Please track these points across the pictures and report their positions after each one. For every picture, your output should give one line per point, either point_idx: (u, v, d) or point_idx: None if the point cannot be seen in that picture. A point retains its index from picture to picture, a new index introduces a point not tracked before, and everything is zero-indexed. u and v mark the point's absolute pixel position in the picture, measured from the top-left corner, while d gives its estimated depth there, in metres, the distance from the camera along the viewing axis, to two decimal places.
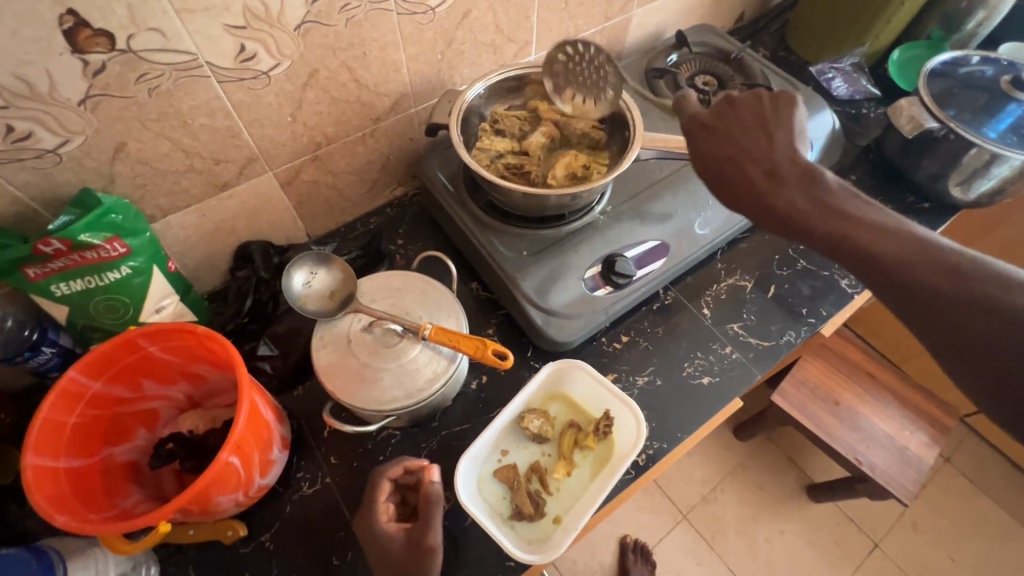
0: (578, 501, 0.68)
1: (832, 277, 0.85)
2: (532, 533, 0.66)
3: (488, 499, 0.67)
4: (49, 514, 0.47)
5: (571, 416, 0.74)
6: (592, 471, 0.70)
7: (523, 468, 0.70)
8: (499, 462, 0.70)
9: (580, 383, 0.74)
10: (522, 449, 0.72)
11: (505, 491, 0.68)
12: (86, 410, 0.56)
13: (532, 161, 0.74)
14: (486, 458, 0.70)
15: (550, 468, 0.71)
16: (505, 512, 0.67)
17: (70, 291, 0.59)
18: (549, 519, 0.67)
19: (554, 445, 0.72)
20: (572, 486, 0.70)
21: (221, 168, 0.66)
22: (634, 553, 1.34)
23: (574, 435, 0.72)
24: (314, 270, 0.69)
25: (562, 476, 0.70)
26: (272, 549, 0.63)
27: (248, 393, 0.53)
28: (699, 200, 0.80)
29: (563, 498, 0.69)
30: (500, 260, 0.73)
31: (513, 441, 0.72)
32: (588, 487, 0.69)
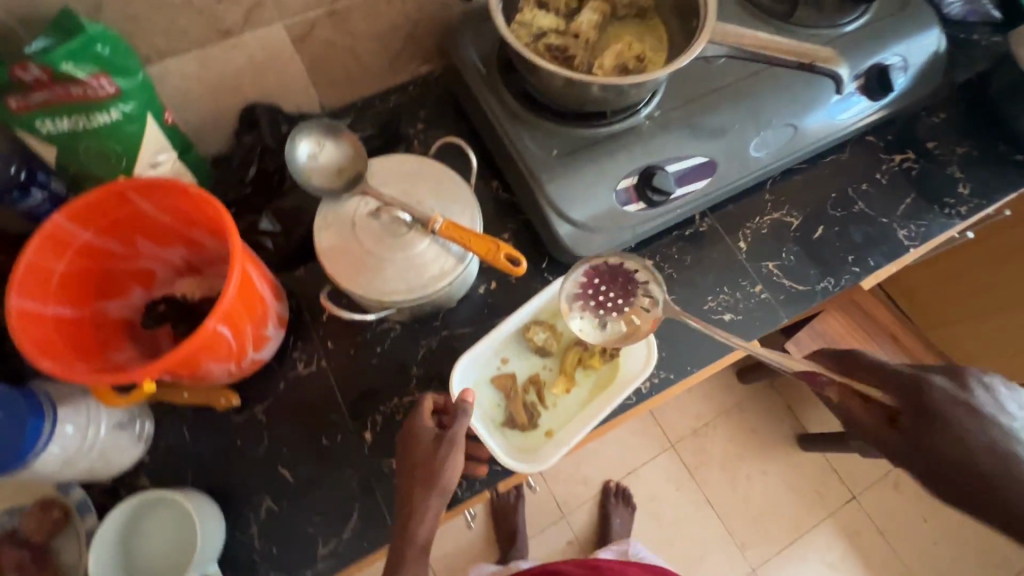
0: (572, 418, 0.66)
1: (889, 226, 0.77)
2: (523, 442, 0.66)
3: (483, 404, 0.66)
4: (32, 357, 0.45)
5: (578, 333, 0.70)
6: (591, 391, 0.68)
7: (523, 378, 0.68)
8: (499, 369, 0.68)
9: None
10: (524, 360, 0.69)
11: (500, 399, 0.67)
12: (75, 258, 0.53)
13: (577, 45, 0.63)
14: (485, 364, 0.67)
15: (549, 382, 0.69)
16: (498, 419, 0.66)
17: (58, 130, 0.54)
18: (542, 430, 0.67)
19: (556, 360, 0.69)
20: (569, 403, 0.68)
21: (224, 10, 0.58)
22: (614, 497, 1.38)
23: (579, 354, 0.68)
24: (321, 142, 0.62)
25: (561, 391, 0.68)
26: (263, 420, 0.63)
27: (240, 262, 0.50)
28: (762, 118, 0.70)
29: (559, 414, 0.67)
30: (526, 158, 0.66)
31: (515, 350, 0.69)
32: (584, 407, 0.67)
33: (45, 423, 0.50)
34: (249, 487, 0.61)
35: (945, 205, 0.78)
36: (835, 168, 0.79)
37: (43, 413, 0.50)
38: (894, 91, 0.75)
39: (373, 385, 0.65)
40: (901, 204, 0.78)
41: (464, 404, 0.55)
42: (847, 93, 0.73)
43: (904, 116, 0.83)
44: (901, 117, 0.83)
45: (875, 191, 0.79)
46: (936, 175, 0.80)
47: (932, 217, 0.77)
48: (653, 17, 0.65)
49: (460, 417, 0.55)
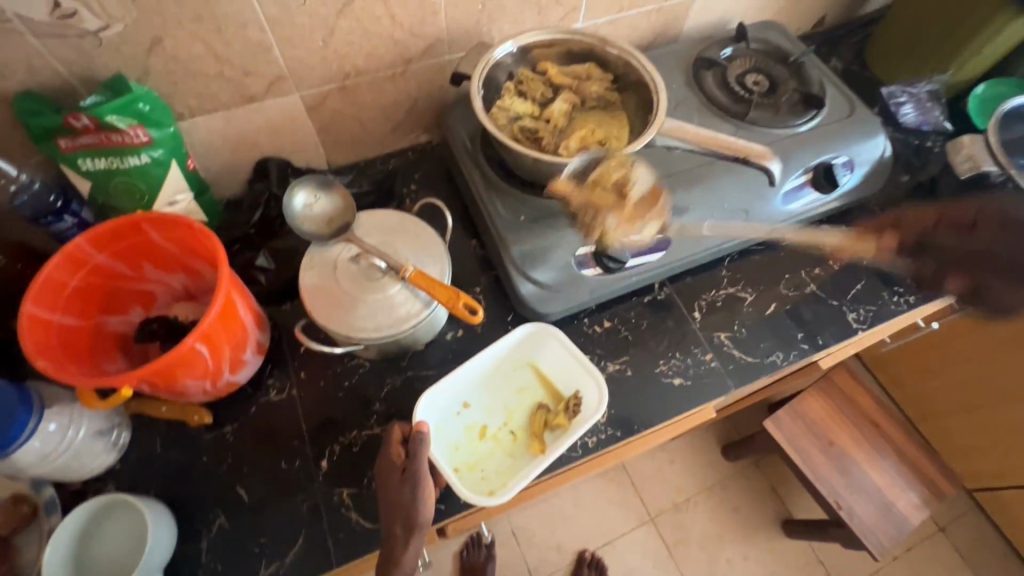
0: (518, 465, 0.71)
1: (840, 307, 0.82)
2: (473, 486, 0.69)
3: (444, 444, 0.71)
4: (31, 356, 0.52)
5: (541, 390, 0.75)
6: (529, 448, 0.71)
7: (483, 426, 0.73)
8: (462, 415, 0.73)
9: (555, 355, 0.75)
10: (485, 408, 0.74)
11: (460, 441, 0.72)
12: (87, 276, 0.61)
13: (548, 128, 0.73)
14: (447, 407, 0.72)
15: (509, 433, 0.73)
16: (455, 460, 0.71)
17: (95, 167, 0.64)
18: (491, 479, 0.70)
19: (520, 417, 0.74)
20: (525, 455, 0.71)
21: (250, 80, 0.69)
22: (588, 567, 1.34)
23: (544, 415, 0.73)
24: (316, 194, 0.71)
25: (519, 444, 0.72)
26: (230, 440, 0.68)
27: (225, 289, 0.57)
28: (716, 201, 0.77)
29: (513, 462, 0.71)
30: (497, 221, 0.74)
31: (477, 398, 0.74)
32: (516, 464, 0.71)
33: (32, 419, 0.55)
34: (207, 502, 0.64)
35: (895, 292, 0.83)
36: (790, 251, 0.85)
37: (31, 420, 0.55)
38: (841, 186, 0.82)
39: (337, 416, 0.70)
40: (853, 288, 0.83)
41: (419, 435, 0.59)
42: (795, 186, 0.80)
43: (858, 209, 0.90)
44: (856, 211, 0.90)
45: (827, 276, 0.84)
46: None
47: (881, 302, 0.82)
48: (619, 108, 0.75)
49: (419, 451, 0.59)
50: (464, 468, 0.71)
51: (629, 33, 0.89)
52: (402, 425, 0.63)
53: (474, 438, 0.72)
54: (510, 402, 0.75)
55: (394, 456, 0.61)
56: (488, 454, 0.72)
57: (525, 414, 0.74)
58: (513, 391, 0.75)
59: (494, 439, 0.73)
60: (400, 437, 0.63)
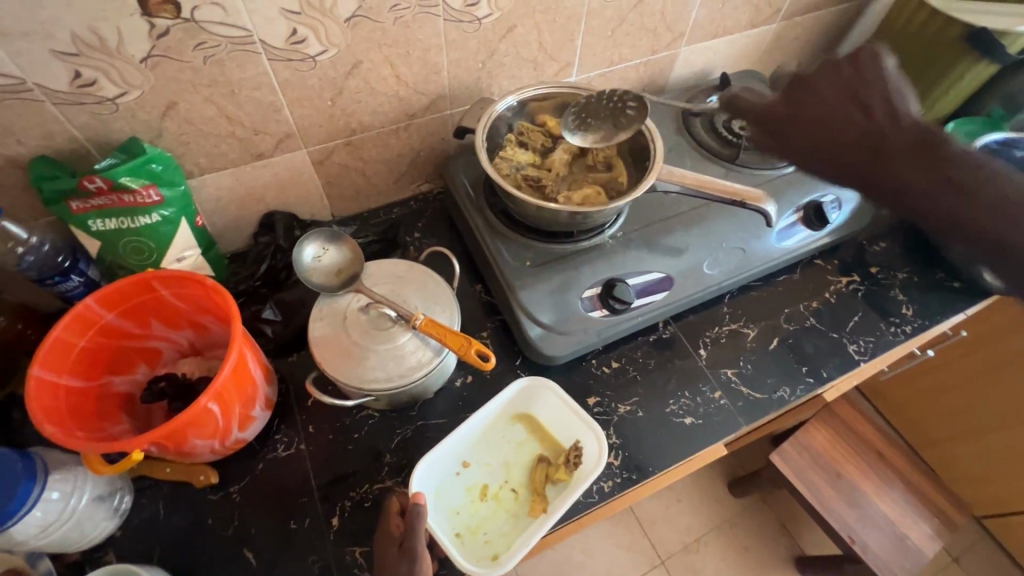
0: (521, 528, 0.69)
1: (840, 339, 0.83)
2: (476, 553, 0.67)
3: (444, 509, 0.69)
4: (39, 422, 0.51)
5: (540, 444, 0.75)
6: (531, 507, 0.70)
7: (484, 485, 0.72)
8: (461, 475, 0.71)
9: (549, 407, 0.75)
10: (485, 466, 0.73)
11: (461, 504, 0.70)
12: (95, 336, 0.60)
13: (550, 176, 0.76)
14: (446, 469, 0.71)
15: (511, 491, 0.71)
16: (456, 525, 0.69)
17: (105, 228, 0.64)
18: (495, 542, 0.68)
19: (521, 473, 0.73)
20: (527, 516, 0.69)
21: (259, 139, 0.71)
22: None
23: (545, 470, 0.72)
24: (325, 246, 0.72)
25: (521, 503, 0.71)
26: (237, 501, 0.66)
27: (238, 345, 0.57)
28: (713, 241, 0.80)
29: (516, 523, 0.69)
30: (504, 266, 0.75)
31: (476, 456, 0.73)
32: (519, 526, 0.69)
33: (35, 488, 0.54)
34: (213, 569, 0.62)
35: (891, 322, 0.85)
36: (787, 286, 0.88)
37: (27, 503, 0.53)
38: (832, 223, 0.85)
39: (347, 471, 0.68)
40: (850, 320, 0.85)
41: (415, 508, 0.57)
42: (788, 224, 0.83)
43: (847, 245, 0.93)
44: (845, 246, 0.93)
45: (825, 309, 0.86)
46: (881, 297, 0.88)
47: (879, 333, 0.84)
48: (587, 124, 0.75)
49: (416, 527, 0.56)
50: (466, 534, 0.68)
51: (620, 84, 0.94)
52: (401, 496, 0.61)
53: (475, 500, 0.70)
54: (508, 459, 0.74)
55: (392, 528, 0.59)
56: (490, 516, 0.70)
57: (524, 469, 0.73)
58: (512, 447, 0.74)
59: (496, 499, 0.71)
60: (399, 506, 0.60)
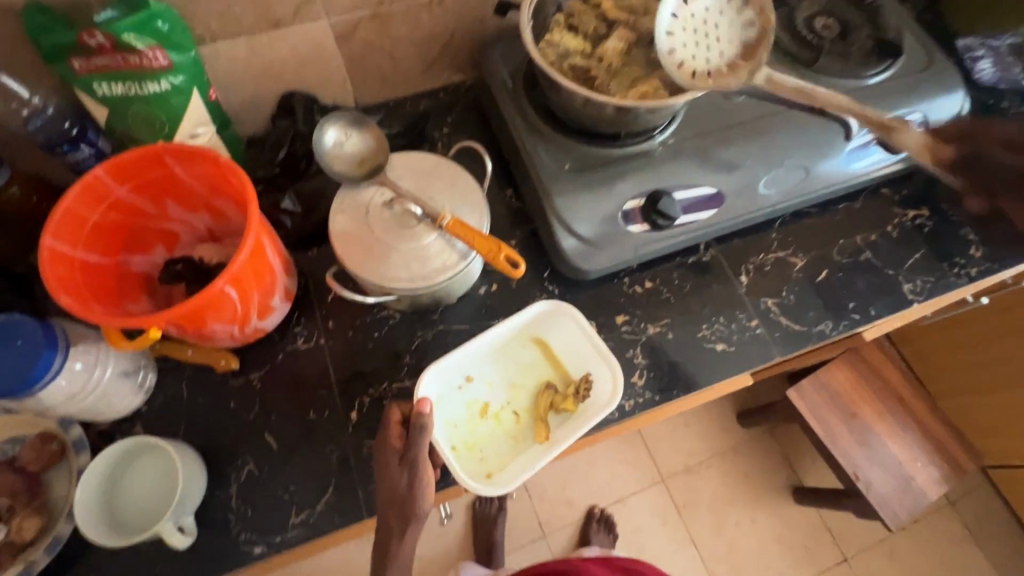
0: (519, 451, 0.69)
1: (894, 277, 0.77)
2: (470, 467, 0.68)
3: (443, 421, 0.69)
4: (55, 292, 0.49)
5: (548, 370, 0.72)
6: (531, 432, 0.70)
7: (485, 403, 0.71)
8: (463, 390, 0.70)
9: (565, 334, 0.71)
10: (489, 385, 0.71)
11: (460, 419, 0.70)
12: (108, 210, 0.58)
13: (601, 67, 0.66)
14: (449, 382, 0.69)
15: (512, 414, 0.71)
16: (454, 439, 0.69)
17: (111, 94, 0.59)
18: (490, 460, 0.69)
19: (525, 397, 0.72)
20: (527, 439, 0.69)
21: (276, 3, 0.63)
22: (598, 523, 1.36)
23: (550, 398, 0.70)
24: (347, 132, 0.66)
25: (521, 426, 0.70)
26: (257, 388, 0.66)
27: (255, 230, 0.53)
28: (775, 156, 0.71)
29: (514, 445, 0.69)
30: (540, 168, 0.68)
31: (480, 374, 0.71)
32: (517, 448, 0.69)
33: (58, 357, 0.53)
34: (235, 448, 0.63)
35: (954, 264, 0.78)
36: (846, 215, 0.80)
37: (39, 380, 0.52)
38: None
39: (366, 368, 0.67)
40: (910, 258, 0.78)
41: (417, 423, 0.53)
42: (862, 144, 0.74)
43: (920, 173, 0.84)
44: (917, 175, 0.84)
45: (884, 243, 0.79)
46: (949, 235, 0.80)
47: (939, 273, 0.77)
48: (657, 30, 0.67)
49: (417, 439, 0.54)
50: (461, 447, 0.69)
51: None
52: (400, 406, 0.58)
53: (475, 416, 0.70)
54: (513, 380, 0.72)
55: (392, 436, 0.57)
56: (488, 435, 0.70)
57: (529, 395, 0.72)
58: (518, 369, 0.72)
59: (496, 418, 0.71)
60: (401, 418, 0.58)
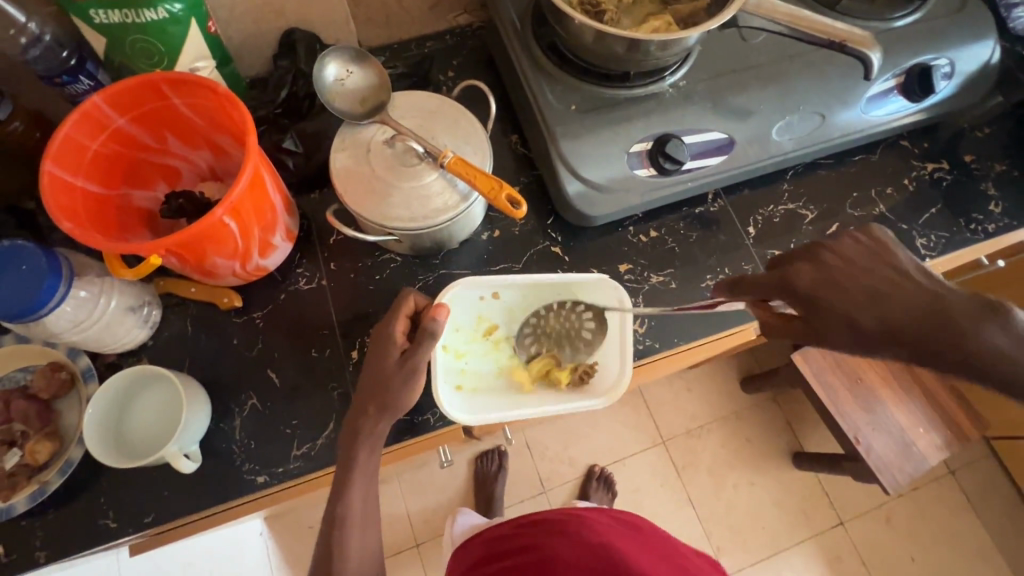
0: (495, 379, 0.68)
1: (908, 232, 0.75)
2: (446, 370, 0.67)
3: (449, 318, 0.68)
4: (57, 217, 0.50)
5: None
6: (513, 370, 0.69)
7: (493, 327, 0.69)
8: (483, 302, 0.69)
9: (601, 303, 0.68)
10: (509, 314, 0.69)
11: (465, 326, 0.69)
12: (108, 141, 0.57)
13: (611, 3, 0.64)
14: (476, 290, 0.67)
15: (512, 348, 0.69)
16: (448, 338, 0.68)
17: (109, 22, 0.58)
18: (466, 374, 0.68)
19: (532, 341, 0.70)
20: (507, 377, 0.68)
21: None
22: (597, 481, 1.39)
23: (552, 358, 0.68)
24: (348, 68, 0.65)
25: (511, 363, 0.69)
26: (260, 326, 0.67)
27: (253, 162, 0.53)
28: (790, 102, 0.69)
29: (494, 373, 0.68)
30: (545, 110, 0.67)
31: (508, 297, 0.69)
32: (494, 377, 0.68)
33: (61, 286, 0.54)
34: (238, 383, 0.65)
35: (972, 220, 0.76)
36: (862, 168, 0.78)
37: (35, 313, 0.53)
38: (935, 95, 0.73)
39: (368, 310, 0.68)
40: (925, 213, 0.76)
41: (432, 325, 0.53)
42: (883, 92, 0.71)
43: (944, 127, 0.80)
44: (940, 129, 0.80)
45: (899, 197, 0.77)
46: (968, 190, 0.77)
47: (955, 229, 0.75)
48: None
49: (424, 339, 0.54)
50: (451, 351, 0.67)
51: None
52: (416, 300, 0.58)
53: (479, 332, 0.69)
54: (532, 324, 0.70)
55: (396, 332, 0.57)
56: (477, 352, 0.69)
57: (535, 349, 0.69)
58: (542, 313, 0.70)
59: (494, 344, 0.69)
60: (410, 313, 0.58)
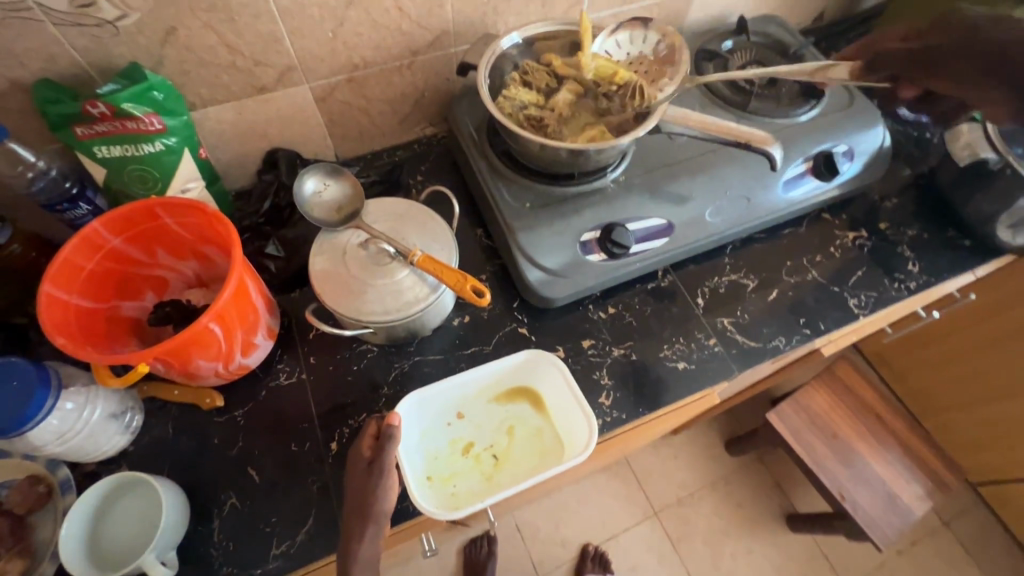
0: (490, 489, 0.73)
1: (841, 293, 0.83)
2: (440, 498, 0.72)
3: (425, 450, 0.75)
4: (51, 334, 0.53)
5: (541, 420, 0.77)
6: (502, 477, 0.74)
7: (469, 443, 0.76)
8: (450, 427, 0.76)
9: (552, 384, 0.75)
10: (475, 426, 0.77)
11: (441, 451, 0.75)
12: (103, 260, 0.62)
13: (553, 116, 0.74)
14: (438, 417, 0.76)
15: (492, 456, 0.75)
16: (430, 469, 0.74)
17: (110, 156, 0.65)
18: (459, 496, 0.72)
19: (508, 443, 0.76)
20: (498, 483, 0.73)
21: (261, 71, 0.71)
22: (592, 561, 1.34)
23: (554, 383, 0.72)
24: (325, 181, 0.72)
25: (496, 470, 0.74)
26: (241, 424, 0.69)
27: (238, 271, 0.58)
28: (717, 189, 0.78)
29: (486, 485, 0.73)
30: (503, 208, 0.75)
31: (470, 413, 0.77)
32: (487, 489, 0.73)
33: (50, 397, 0.56)
34: (217, 484, 0.65)
35: (895, 279, 0.84)
36: (793, 238, 0.87)
37: (22, 426, 0.54)
38: (841, 175, 0.83)
39: (346, 400, 0.71)
40: (853, 275, 0.84)
41: (391, 430, 0.58)
42: (797, 175, 0.82)
43: (859, 199, 0.91)
44: (855, 201, 0.91)
45: (828, 263, 0.85)
46: (887, 253, 0.86)
47: (882, 288, 0.83)
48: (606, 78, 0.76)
49: (388, 447, 0.58)
50: (437, 480, 0.73)
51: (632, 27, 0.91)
52: (378, 420, 0.62)
53: (456, 453, 0.75)
54: (500, 426, 0.77)
55: (363, 446, 0.60)
56: (464, 471, 0.74)
57: (512, 441, 0.76)
58: (507, 414, 0.77)
59: (475, 458, 0.75)
60: (375, 431, 0.61)
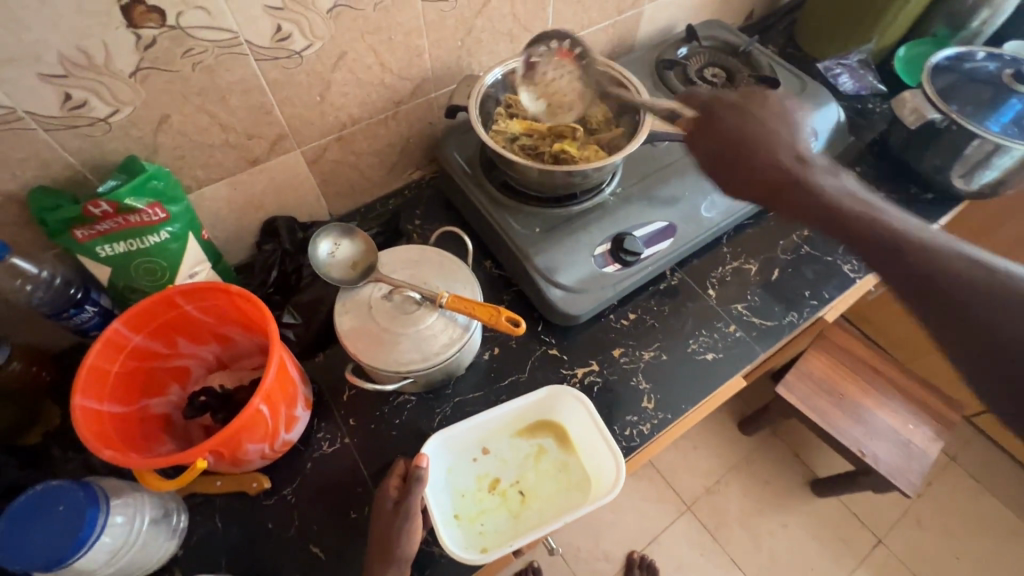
0: (516, 530, 0.71)
1: (834, 262, 0.88)
2: (468, 540, 0.70)
3: (452, 489, 0.73)
4: (96, 448, 0.51)
5: (565, 455, 0.75)
6: (527, 515, 0.72)
7: (495, 479, 0.74)
8: (476, 463, 0.75)
9: (578, 419, 0.74)
10: (501, 462, 0.75)
11: (468, 489, 0.73)
12: (127, 360, 0.60)
13: (543, 142, 0.78)
14: (464, 453, 0.75)
15: (518, 493, 0.73)
16: (458, 508, 0.72)
17: (114, 253, 0.63)
18: (487, 536, 0.70)
19: (534, 478, 0.74)
20: (525, 522, 0.71)
21: (253, 144, 0.70)
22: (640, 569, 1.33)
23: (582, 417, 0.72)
24: (338, 241, 0.73)
25: (524, 507, 0.72)
26: (293, 502, 0.66)
27: (278, 346, 0.57)
28: (705, 185, 0.83)
29: (513, 525, 0.71)
30: (514, 236, 0.76)
31: (496, 447, 0.76)
32: (514, 530, 0.71)
33: (101, 514, 0.53)
34: (281, 569, 0.63)
35: None
36: (778, 219, 0.92)
37: (75, 553, 0.51)
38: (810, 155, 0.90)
39: (396, 455, 0.69)
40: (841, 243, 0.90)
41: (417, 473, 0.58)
42: None
43: None
44: None
45: (816, 235, 0.91)
46: None
47: None
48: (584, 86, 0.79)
49: (414, 489, 0.58)
50: (464, 519, 0.72)
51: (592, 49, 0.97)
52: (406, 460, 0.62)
53: (483, 489, 0.73)
54: (526, 460, 0.76)
55: (390, 487, 0.61)
56: (491, 510, 0.72)
57: (538, 476, 0.75)
58: (531, 448, 0.76)
59: (502, 495, 0.73)
60: (403, 471, 0.62)
